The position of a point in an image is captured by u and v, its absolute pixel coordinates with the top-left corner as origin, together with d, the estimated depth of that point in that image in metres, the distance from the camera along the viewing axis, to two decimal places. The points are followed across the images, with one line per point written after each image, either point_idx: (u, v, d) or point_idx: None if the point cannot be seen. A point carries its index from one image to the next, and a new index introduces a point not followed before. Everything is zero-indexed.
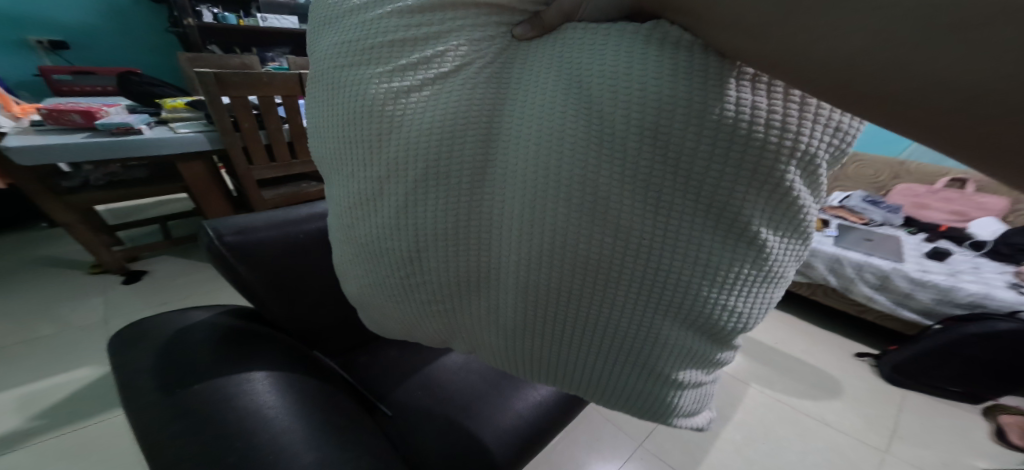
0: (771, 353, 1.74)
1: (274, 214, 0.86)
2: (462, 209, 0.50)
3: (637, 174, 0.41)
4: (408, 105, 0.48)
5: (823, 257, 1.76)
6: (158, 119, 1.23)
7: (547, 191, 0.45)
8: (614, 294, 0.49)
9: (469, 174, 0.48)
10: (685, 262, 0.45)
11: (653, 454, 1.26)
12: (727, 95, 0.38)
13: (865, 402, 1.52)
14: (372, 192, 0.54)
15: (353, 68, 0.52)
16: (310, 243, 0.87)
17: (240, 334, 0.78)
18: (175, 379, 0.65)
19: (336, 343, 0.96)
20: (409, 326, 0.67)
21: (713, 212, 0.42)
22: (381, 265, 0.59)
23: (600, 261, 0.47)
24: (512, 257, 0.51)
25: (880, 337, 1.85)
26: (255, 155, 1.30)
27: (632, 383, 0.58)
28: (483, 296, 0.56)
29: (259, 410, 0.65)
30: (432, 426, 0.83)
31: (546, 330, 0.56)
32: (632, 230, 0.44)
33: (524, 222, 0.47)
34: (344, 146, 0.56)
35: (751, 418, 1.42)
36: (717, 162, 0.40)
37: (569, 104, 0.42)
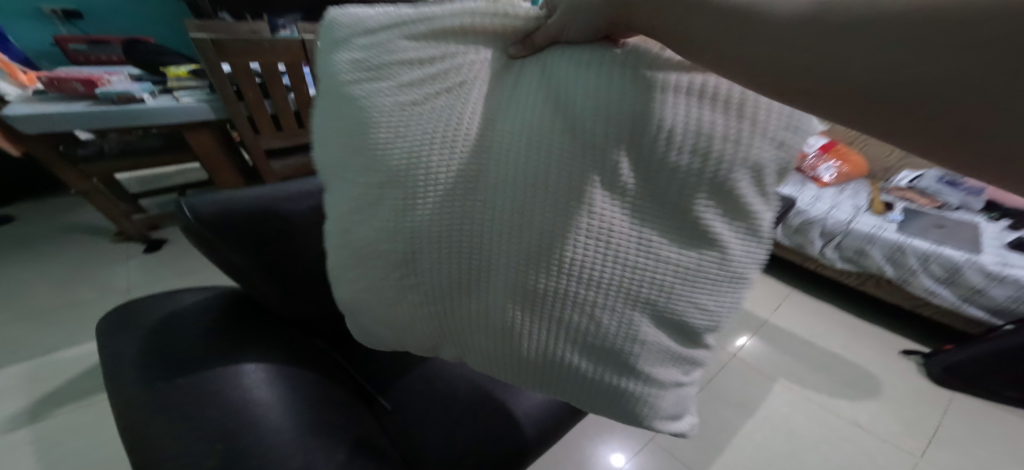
0: (806, 347, 1.57)
1: (263, 190, 0.77)
2: (459, 215, 0.42)
3: (604, 183, 0.38)
4: (405, 122, 0.42)
5: (883, 244, 1.47)
6: (162, 86, 1.19)
7: (533, 200, 0.39)
8: (603, 299, 0.43)
9: (465, 178, 0.41)
10: (650, 262, 0.41)
11: (664, 449, 1.21)
12: (680, 114, 0.37)
13: (905, 403, 1.38)
14: (364, 194, 0.46)
15: (349, 65, 0.45)
16: (301, 226, 0.79)
17: (232, 318, 0.75)
18: (164, 368, 0.63)
19: (332, 327, 0.94)
20: (393, 337, 0.60)
21: (666, 218, 0.40)
22: (374, 268, 0.49)
23: (586, 271, 0.41)
24: (506, 262, 0.42)
25: (933, 333, 1.66)
26: (262, 125, 1.24)
27: (618, 385, 0.49)
28: (474, 323, 0.48)
29: (251, 402, 0.63)
30: (431, 417, 0.82)
31: (537, 337, 0.46)
32: (606, 241, 0.40)
33: (514, 230, 0.41)
34: (335, 155, 0.49)
35: (772, 418, 1.31)
36: (668, 178, 0.38)
37: (550, 119, 0.38)
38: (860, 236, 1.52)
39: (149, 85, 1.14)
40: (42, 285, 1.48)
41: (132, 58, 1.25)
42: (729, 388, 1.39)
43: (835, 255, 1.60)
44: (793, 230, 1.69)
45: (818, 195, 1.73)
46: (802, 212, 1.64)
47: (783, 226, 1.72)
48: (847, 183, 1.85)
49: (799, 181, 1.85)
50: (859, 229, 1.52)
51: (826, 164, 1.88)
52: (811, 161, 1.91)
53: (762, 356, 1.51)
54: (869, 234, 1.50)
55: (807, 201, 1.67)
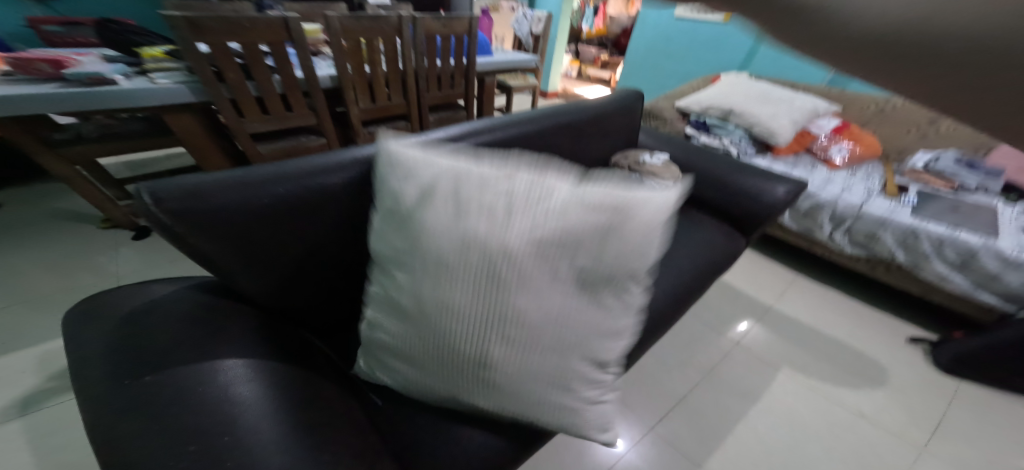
0: (811, 335, 1.51)
1: (240, 171, 0.67)
2: (470, 275, 0.55)
3: (560, 256, 0.54)
4: (437, 214, 0.56)
5: (895, 228, 1.40)
6: (136, 66, 1.13)
7: (522, 265, 0.54)
8: (556, 335, 0.57)
9: (476, 250, 0.54)
10: (587, 310, 0.57)
11: (664, 439, 1.16)
12: (604, 207, 0.55)
13: (912, 393, 1.32)
14: (396, 256, 0.59)
15: (397, 164, 0.61)
16: (283, 211, 0.69)
17: (211, 311, 0.69)
18: (134, 366, 0.59)
19: (323, 320, 0.86)
20: (383, 374, 0.68)
21: (596, 283, 0.56)
22: (395, 309, 0.61)
23: (550, 314, 0.56)
24: (499, 309, 0.55)
25: (942, 320, 1.60)
26: (246, 108, 1.19)
27: (564, 400, 0.61)
28: (469, 362, 0.58)
29: (227, 402, 0.58)
30: (420, 413, 0.79)
31: (510, 365, 0.58)
32: (561, 294, 0.56)
33: (507, 286, 0.54)
34: (377, 230, 0.63)
35: (775, 407, 1.26)
36: (600, 254, 0.55)
37: (533, 211, 0.54)
38: (872, 220, 1.45)
39: (123, 66, 1.08)
40: (31, 272, 1.46)
41: (103, 37, 1.19)
42: (730, 377, 1.34)
43: (845, 239, 1.53)
44: (802, 214, 1.62)
45: (829, 178, 1.66)
46: (811, 195, 1.57)
47: (792, 210, 1.65)
48: (859, 166, 1.78)
49: (809, 163, 1.78)
50: (872, 213, 1.45)
51: (838, 145, 1.80)
52: (823, 143, 1.83)
53: (764, 344, 1.46)
54: (881, 218, 1.43)
55: (818, 184, 1.60)
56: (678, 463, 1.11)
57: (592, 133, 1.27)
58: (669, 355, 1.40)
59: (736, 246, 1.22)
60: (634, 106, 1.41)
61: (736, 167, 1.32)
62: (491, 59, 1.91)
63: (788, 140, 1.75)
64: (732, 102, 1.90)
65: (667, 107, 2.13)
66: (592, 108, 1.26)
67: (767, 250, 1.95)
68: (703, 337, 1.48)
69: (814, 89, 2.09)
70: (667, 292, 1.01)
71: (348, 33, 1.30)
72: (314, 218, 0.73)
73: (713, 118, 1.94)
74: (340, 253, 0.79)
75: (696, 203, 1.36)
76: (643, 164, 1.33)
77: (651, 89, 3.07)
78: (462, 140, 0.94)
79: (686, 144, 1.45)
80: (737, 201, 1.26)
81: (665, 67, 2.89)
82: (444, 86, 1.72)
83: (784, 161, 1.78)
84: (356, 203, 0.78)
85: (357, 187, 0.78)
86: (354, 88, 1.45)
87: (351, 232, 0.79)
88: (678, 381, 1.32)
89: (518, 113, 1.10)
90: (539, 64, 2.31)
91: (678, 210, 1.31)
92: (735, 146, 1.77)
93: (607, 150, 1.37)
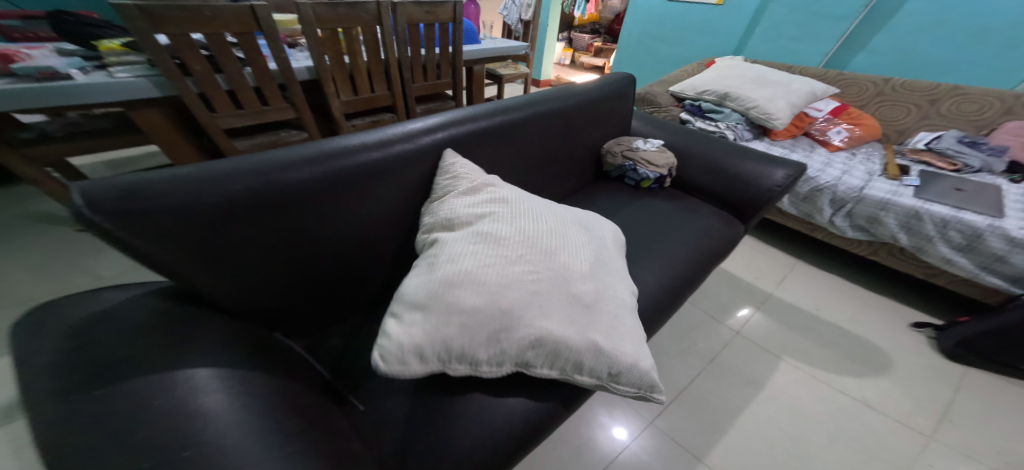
0: (812, 322, 1.47)
1: (189, 169, 0.58)
2: (540, 223, 0.73)
3: (587, 228, 0.81)
4: (508, 191, 0.79)
5: (898, 211, 1.35)
6: (96, 61, 1.08)
7: (572, 227, 0.78)
8: (604, 270, 0.73)
9: (537, 211, 0.77)
10: (613, 263, 0.78)
11: (664, 433, 1.12)
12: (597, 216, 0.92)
13: (916, 380, 1.29)
14: (475, 211, 0.73)
15: (462, 165, 0.83)
16: (244, 206, 0.60)
17: (172, 316, 0.58)
18: (94, 369, 0.49)
19: (304, 323, 0.76)
20: (465, 332, 0.60)
21: (610, 251, 0.81)
22: (480, 241, 0.67)
23: (595, 259, 0.74)
24: (567, 245, 0.72)
25: (947, 304, 1.55)
26: (217, 101, 1.14)
27: (626, 322, 0.68)
28: (573, 278, 0.67)
29: (191, 412, 0.49)
30: (399, 415, 0.67)
31: (584, 288, 0.67)
32: (598, 250, 0.77)
33: (566, 236, 0.74)
34: (455, 202, 0.75)
35: (778, 397, 1.22)
36: (605, 232, 0.85)
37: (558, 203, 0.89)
38: (873, 203, 1.40)
39: (78, 60, 1.04)
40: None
41: (58, 29, 1.13)
42: (732, 366, 1.31)
43: (845, 223, 1.49)
44: (801, 198, 1.57)
45: (829, 160, 1.61)
46: (810, 179, 1.52)
47: (791, 194, 1.61)
48: (859, 147, 1.73)
49: (808, 145, 1.73)
50: (873, 195, 1.40)
51: (837, 127, 1.75)
52: (822, 125, 1.79)
53: (766, 333, 1.42)
54: (882, 200, 1.38)
55: (817, 167, 1.55)
56: (679, 458, 1.07)
57: (584, 120, 1.22)
58: (667, 345, 1.36)
59: (735, 233, 1.18)
60: (627, 91, 1.36)
61: (734, 152, 1.27)
62: (478, 46, 1.84)
63: (786, 123, 1.70)
64: (728, 86, 1.84)
65: (661, 92, 2.07)
66: (582, 94, 1.21)
67: (766, 235, 1.90)
68: (703, 326, 1.44)
69: (811, 71, 2.03)
70: (663, 285, 0.96)
71: (321, 22, 1.23)
72: (277, 207, 0.63)
73: (709, 103, 1.88)
74: (314, 250, 0.69)
75: (692, 189, 1.31)
76: (637, 151, 1.28)
77: (645, 75, 3.01)
78: (441, 130, 0.87)
79: (682, 129, 1.40)
80: (735, 187, 1.21)
81: (659, 52, 2.82)
82: (430, 76, 1.66)
83: (782, 144, 1.73)
84: (327, 195, 0.68)
85: (325, 179, 0.68)
86: (333, 79, 1.39)
87: (329, 228, 0.70)
88: (678, 371, 1.28)
89: (501, 101, 1.03)
90: (529, 51, 2.24)
91: (674, 197, 1.26)
92: (731, 131, 1.72)
93: (599, 137, 1.31)
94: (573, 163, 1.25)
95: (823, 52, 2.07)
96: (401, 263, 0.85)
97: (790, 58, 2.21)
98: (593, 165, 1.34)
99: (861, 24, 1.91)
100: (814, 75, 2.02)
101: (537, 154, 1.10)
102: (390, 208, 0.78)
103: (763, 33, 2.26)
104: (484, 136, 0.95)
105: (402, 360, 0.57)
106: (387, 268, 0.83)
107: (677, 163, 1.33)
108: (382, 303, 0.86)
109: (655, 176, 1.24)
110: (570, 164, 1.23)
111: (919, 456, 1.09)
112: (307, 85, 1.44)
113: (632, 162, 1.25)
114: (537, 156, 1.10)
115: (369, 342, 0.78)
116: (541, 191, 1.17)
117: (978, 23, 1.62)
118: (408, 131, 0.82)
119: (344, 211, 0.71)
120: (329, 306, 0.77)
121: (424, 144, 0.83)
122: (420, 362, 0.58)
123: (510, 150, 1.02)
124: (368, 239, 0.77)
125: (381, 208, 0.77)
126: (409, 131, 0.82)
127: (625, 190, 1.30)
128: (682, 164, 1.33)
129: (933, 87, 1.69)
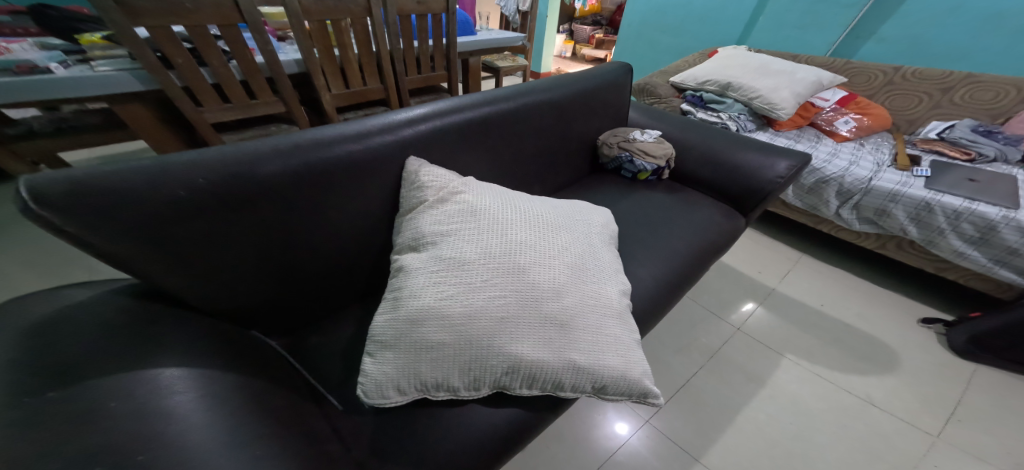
0: (816, 318, 1.43)
1: (147, 160, 0.56)
2: (509, 235, 0.68)
3: (568, 229, 0.76)
4: (479, 199, 0.73)
5: (907, 203, 1.29)
6: (77, 55, 1.07)
7: (548, 232, 0.72)
8: (586, 276, 0.69)
9: (510, 217, 0.71)
10: (599, 264, 0.73)
11: (661, 432, 1.09)
12: (590, 209, 0.87)
13: (924, 378, 1.24)
14: (441, 228, 0.68)
15: (429, 169, 0.77)
16: (207, 205, 0.58)
17: (137, 315, 0.55)
18: (48, 371, 0.46)
19: (282, 320, 0.73)
20: (436, 366, 0.59)
21: (596, 250, 0.76)
22: (445, 267, 0.63)
23: (577, 265, 0.69)
24: (542, 258, 0.67)
25: (958, 299, 1.50)
26: (203, 95, 1.12)
27: (607, 332, 0.65)
28: (545, 297, 0.63)
29: (148, 412, 0.46)
30: (379, 416, 0.65)
31: (559, 308, 0.63)
32: (580, 253, 0.72)
33: (541, 247, 0.69)
34: (422, 217, 0.71)
35: (779, 395, 1.18)
36: (590, 229, 0.80)
37: (542, 199, 0.83)
38: (882, 194, 1.34)
39: (60, 55, 1.03)
40: None
41: (43, 25, 1.14)
42: (732, 362, 1.27)
43: (852, 216, 1.43)
44: (806, 190, 1.52)
45: (836, 150, 1.56)
46: (816, 170, 1.47)
47: (795, 186, 1.55)
48: (868, 137, 1.67)
49: (814, 136, 1.68)
50: (881, 186, 1.34)
51: (844, 117, 1.69)
52: (828, 115, 1.73)
53: (768, 329, 1.38)
54: (891, 192, 1.32)
55: (823, 158, 1.49)
56: (675, 457, 1.04)
57: (579, 111, 1.18)
58: (666, 341, 1.33)
59: (735, 226, 1.14)
60: (623, 81, 1.31)
61: (735, 143, 1.23)
62: (473, 38, 1.80)
63: (791, 113, 1.65)
64: (730, 76, 1.79)
65: (662, 83, 2.02)
66: (576, 84, 1.17)
67: (770, 228, 1.85)
68: (703, 321, 1.40)
69: (818, 60, 1.96)
70: (658, 280, 0.92)
71: (308, 14, 1.19)
72: (243, 213, 0.61)
73: (710, 93, 1.83)
74: (290, 244, 0.67)
75: (691, 182, 1.27)
76: (634, 142, 1.24)
77: (647, 67, 2.95)
78: (425, 121, 0.83)
79: (681, 120, 1.36)
80: (735, 179, 1.17)
81: (661, 43, 2.76)
82: (423, 68, 1.62)
83: (786, 135, 1.68)
84: (302, 189, 0.66)
85: (298, 172, 0.65)
86: (322, 72, 1.36)
87: (303, 228, 0.68)
88: (676, 368, 1.25)
89: (491, 91, 1.00)
90: (526, 43, 2.20)
91: (671, 190, 1.23)
92: (734, 121, 1.67)
93: (595, 128, 1.28)
94: (567, 154, 1.21)
95: (832, 40, 2.00)
96: (384, 257, 0.82)
97: (796, 47, 2.14)
98: (588, 157, 1.31)
99: (872, 10, 1.84)
100: (821, 64, 1.96)
101: (528, 146, 1.07)
102: (369, 207, 0.75)
103: (768, 21, 2.19)
104: (470, 128, 0.91)
105: (382, 393, 0.59)
106: (371, 264, 0.80)
107: (675, 155, 1.28)
108: (366, 299, 0.83)
109: (652, 168, 1.20)
110: (563, 156, 1.20)
111: (924, 456, 1.05)
112: (297, 78, 1.42)
113: (628, 153, 1.21)
114: (528, 148, 1.07)
115: (351, 340, 0.75)
116: (533, 184, 1.14)
117: (999, 8, 1.54)
118: (389, 123, 0.79)
119: (319, 209, 0.69)
120: (312, 303, 0.75)
121: (405, 136, 0.79)
122: (398, 394, 0.59)
123: (499, 142, 0.99)
124: (348, 237, 0.74)
125: (362, 203, 0.74)
126: (390, 122, 0.79)
127: (621, 183, 1.26)
128: (681, 156, 1.28)
129: (946, 74, 1.62)
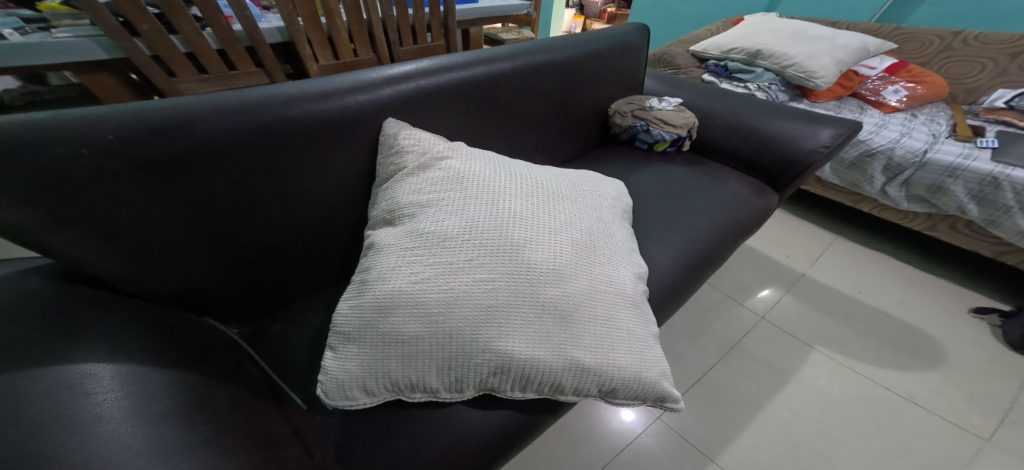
0: (851, 306, 1.28)
1: (51, 114, 0.46)
2: (503, 207, 0.57)
3: (573, 199, 0.64)
4: (466, 167, 0.62)
5: (969, 177, 1.12)
6: (37, 23, 0.98)
7: (548, 203, 0.60)
8: (593, 258, 0.57)
9: (502, 186, 0.60)
10: (609, 242, 0.61)
11: (671, 429, 0.98)
12: (599, 179, 0.75)
13: (976, 376, 1.09)
14: (420, 201, 0.57)
15: (409, 133, 0.65)
16: (131, 170, 0.48)
17: (52, 300, 0.47)
18: None
19: (243, 306, 0.65)
20: (410, 364, 0.49)
21: (604, 225, 0.64)
22: (422, 245, 0.52)
23: (583, 242, 0.58)
24: (539, 234, 0.55)
25: (1016, 288, 1.32)
26: (175, 65, 1.02)
27: (617, 324, 0.54)
28: (544, 282, 0.52)
29: (38, 417, 0.37)
30: (348, 416, 0.56)
31: (559, 295, 0.52)
32: (587, 228, 0.60)
33: (539, 221, 0.57)
34: (399, 186, 0.60)
35: (809, 391, 1.05)
36: (599, 201, 0.68)
37: (543, 167, 0.71)
38: (938, 168, 1.18)
39: (18, 22, 0.94)
40: None
41: None
42: (755, 353, 1.15)
43: (900, 193, 1.27)
44: (846, 165, 1.36)
45: (883, 121, 1.39)
46: (860, 142, 1.30)
47: (834, 161, 1.39)
48: (919, 108, 1.48)
49: (855, 107, 1.50)
50: (938, 159, 1.18)
51: (893, 86, 1.51)
52: (874, 84, 1.54)
53: (796, 317, 1.25)
54: (950, 165, 1.15)
55: (869, 129, 1.33)
56: (687, 456, 0.93)
57: (588, 76, 1.05)
58: (681, 329, 1.21)
59: (767, 203, 1.00)
60: (639, 44, 1.17)
61: (768, 111, 1.08)
62: (476, 5, 1.66)
63: (831, 82, 1.47)
64: (761, 42, 1.61)
65: (681, 53, 1.86)
66: (587, 44, 1.03)
67: (800, 209, 1.69)
68: (723, 308, 1.28)
69: (862, 25, 1.77)
70: (678, 263, 0.79)
71: None
72: (180, 181, 0.52)
73: (737, 62, 1.66)
74: (242, 217, 0.58)
75: (714, 154, 1.13)
76: (650, 110, 1.11)
77: (664, 39, 2.76)
78: (405, 80, 0.72)
79: (705, 87, 1.21)
80: (767, 150, 1.03)
81: (681, 11, 2.56)
82: (421, 38, 1.50)
83: (824, 106, 1.51)
84: (251, 151, 0.56)
85: (244, 132, 0.55)
86: (309, 41, 1.25)
87: (256, 199, 0.58)
88: (692, 359, 1.13)
89: (488, 49, 0.87)
90: (533, 12, 2.05)
91: (691, 162, 1.09)
92: (764, 92, 1.52)
93: (607, 95, 1.14)
94: (575, 123, 1.09)
95: (879, 5, 1.80)
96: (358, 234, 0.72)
97: (836, 13, 1.94)
98: (598, 127, 1.18)
99: None
100: (865, 30, 1.76)
101: (529, 114, 0.95)
102: (339, 178, 0.66)
103: None
104: (459, 91, 0.79)
105: (345, 393, 0.50)
106: (343, 243, 0.71)
107: (698, 125, 1.14)
108: (342, 283, 0.74)
109: (671, 138, 1.07)
110: (569, 125, 1.07)
111: (972, 462, 0.92)
112: (283, 49, 1.31)
113: (643, 122, 1.08)
114: (529, 116, 0.95)
115: (320, 329, 0.66)
116: (535, 157, 1.02)
117: None
118: (362, 80, 0.67)
119: (274, 178, 0.59)
120: (275, 288, 0.67)
121: (381, 97, 0.68)
122: (364, 395, 0.50)
123: (493, 109, 0.87)
124: (313, 212, 0.65)
125: (328, 173, 0.64)
126: (364, 79, 0.68)
127: (635, 155, 1.13)
128: (704, 125, 1.14)
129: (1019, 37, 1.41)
